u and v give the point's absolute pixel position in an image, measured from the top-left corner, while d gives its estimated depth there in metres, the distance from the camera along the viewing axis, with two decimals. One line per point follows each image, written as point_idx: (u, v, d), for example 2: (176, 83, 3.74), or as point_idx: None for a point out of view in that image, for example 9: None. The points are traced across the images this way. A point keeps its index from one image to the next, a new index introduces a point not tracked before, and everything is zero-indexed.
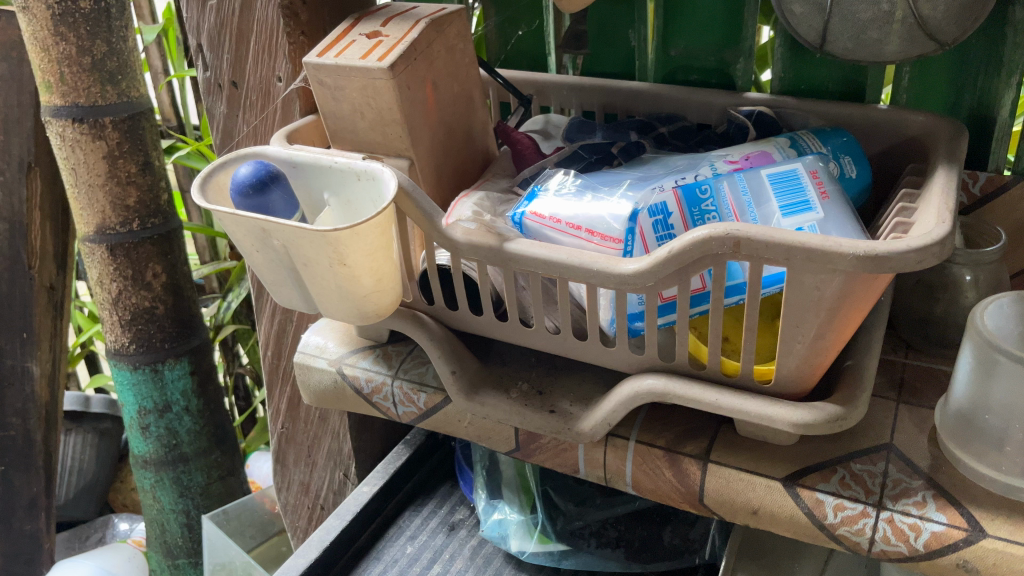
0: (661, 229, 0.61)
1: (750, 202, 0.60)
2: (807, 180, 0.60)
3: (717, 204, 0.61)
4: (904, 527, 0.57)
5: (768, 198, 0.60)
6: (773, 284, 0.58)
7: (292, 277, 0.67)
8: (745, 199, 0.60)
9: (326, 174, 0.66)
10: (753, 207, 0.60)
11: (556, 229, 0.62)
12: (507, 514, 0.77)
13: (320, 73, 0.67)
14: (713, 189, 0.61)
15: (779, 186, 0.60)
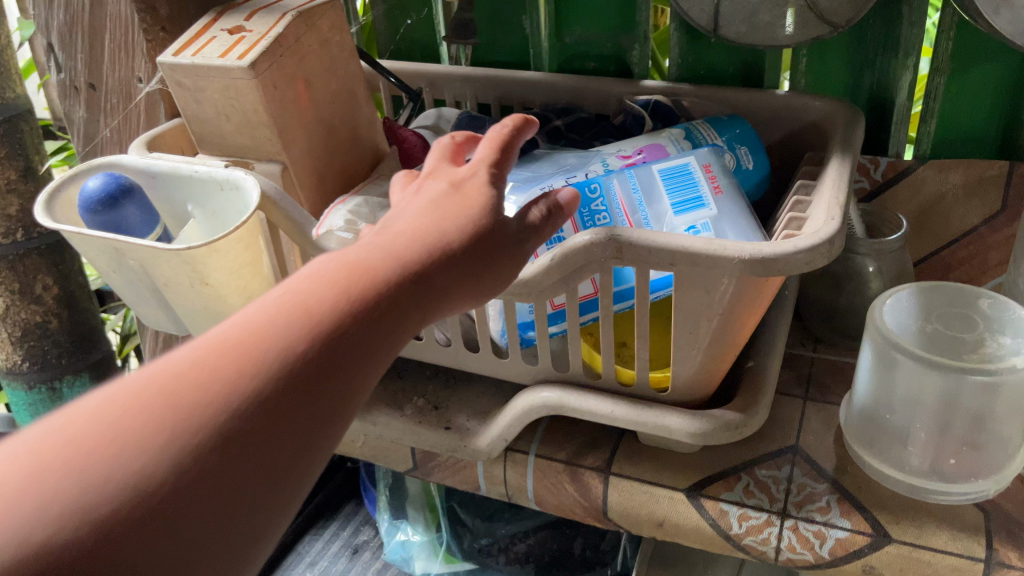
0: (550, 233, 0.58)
1: (641, 200, 0.57)
2: (702, 175, 0.57)
3: (608, 203, 0.57)
4: (809, 535, 0.55)
5: (660, 196, 0.57)
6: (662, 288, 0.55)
7: (155, 298, 0.61)
8: (636, 196, 0.57)
9: (187, 183, 0.61)
10: (645, 205, 0.57)
11: None
12: (411, 535, 0.74)
13: (176, 73, 0.61)
14: (604, 186, 0.57)
15: (672, 182, 0.57)
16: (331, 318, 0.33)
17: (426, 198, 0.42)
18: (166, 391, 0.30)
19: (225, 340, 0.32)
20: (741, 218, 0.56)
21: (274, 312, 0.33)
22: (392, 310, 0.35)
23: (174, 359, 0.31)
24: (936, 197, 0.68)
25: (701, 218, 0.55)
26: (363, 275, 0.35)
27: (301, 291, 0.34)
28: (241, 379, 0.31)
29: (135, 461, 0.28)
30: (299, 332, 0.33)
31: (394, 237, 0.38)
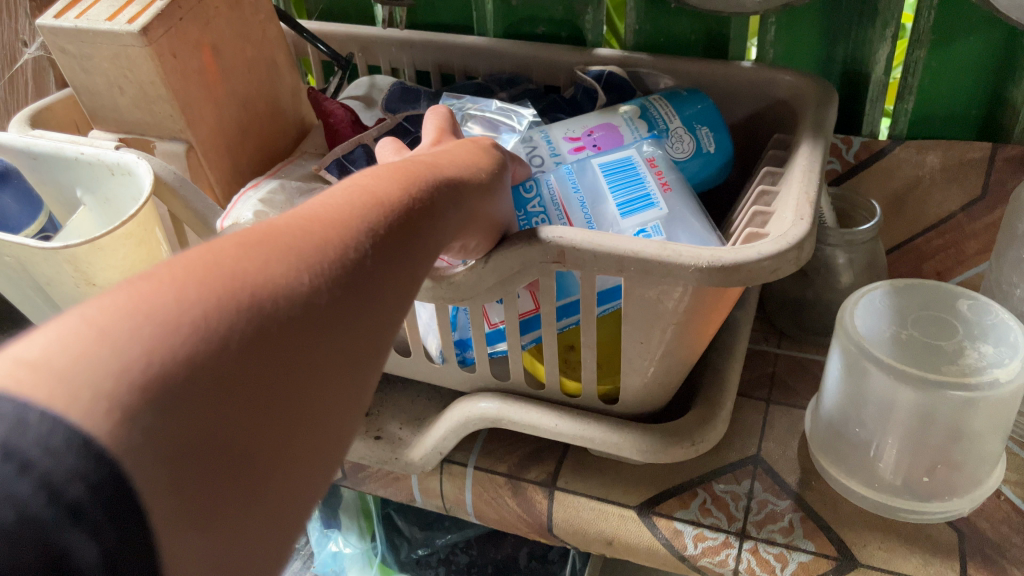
0: None
1: (580, 196, 0.50)
2: (643, 168, 0.51)
3: (542, 203, 0.51)
4: (769, 558, 0.50)
5: (602, 193, 0.50)
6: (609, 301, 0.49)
7: (39, 298, 0.54)
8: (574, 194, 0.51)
9: (74, 167, 0.53)
10: (584, 202, 0.50)
11: None
12: (343, 547, 0.68)
13: (59, 39, 0.53)
14: (538, 186, 0.51)
15: (612, 176, 0.51)
16: (391, 219, 0.31)
17: (449, 154, 0.42)
18: (253, 258, 0.26)
19: (295, 225, 0.28)
20: (691, 214, 0.50)
21: (330, 205, 0.30)
22: (431, 226, 0.34)
23: (239, 238, 0.27)
24: (912, 182, 0.62)
25: (647, 216, 0.49)
26: (408, 191, 0.34)
27: (355, 194, 0.31)
28: (325, 261, 0.27)
29: (239, 316, 0.24)
30: (365, 224, 0.30)
31: (427, 172, 0.37)
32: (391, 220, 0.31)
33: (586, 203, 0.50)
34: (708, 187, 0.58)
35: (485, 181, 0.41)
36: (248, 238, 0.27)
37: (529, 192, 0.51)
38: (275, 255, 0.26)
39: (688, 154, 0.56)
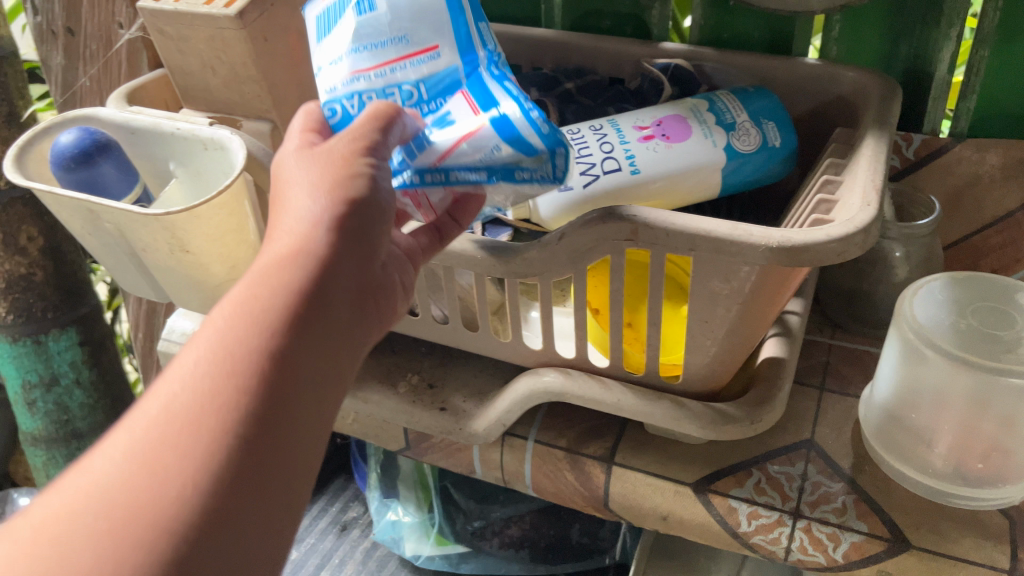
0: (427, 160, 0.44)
1: (355, 51, 0.44)
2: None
3: (428, 92, 0.44)
4: (822, 537, 0.52)
5: (398, 64, 0.44)
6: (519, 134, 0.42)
7: (133, 263, 0.58)
8: (411, 77, 0.44)
9: (169, 142, 0.56)
10: (424, 53, 0.44)
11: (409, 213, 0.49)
12: (402, 516, 0.70)
13: (158, 21, 0.57)
14: (360, 113, 0.45)
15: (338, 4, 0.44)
16: (279, 312, 0.35)
17: (310, 169, 0.40)
18: (160, 437, 0.32)
19: (191, 378, 0.33)
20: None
21: (216, 334, 0.35)
22: (343, 285, 0.38)
23: (149, 412, 0.33)
24: (971, 179, 0.63)
25: (402, 10, 0.43)
26: (299, 268, 0.36)
27: (246, 305, 0.35)
28: (230, 396, 0.33)
29: (156, 504, 0.30)
30: (251, 339, 0.34)
31: (303, 227, 0.38)
32: (273, 315, 0.35)
33: (400, 67, 0.44)
34: (772, 180, 0.60)
35: (360, 165, 0.40)
36: (157, 408, 0.33)
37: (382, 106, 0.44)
38: (179, 418, 0.32)
39: (753, 147, 0.57)
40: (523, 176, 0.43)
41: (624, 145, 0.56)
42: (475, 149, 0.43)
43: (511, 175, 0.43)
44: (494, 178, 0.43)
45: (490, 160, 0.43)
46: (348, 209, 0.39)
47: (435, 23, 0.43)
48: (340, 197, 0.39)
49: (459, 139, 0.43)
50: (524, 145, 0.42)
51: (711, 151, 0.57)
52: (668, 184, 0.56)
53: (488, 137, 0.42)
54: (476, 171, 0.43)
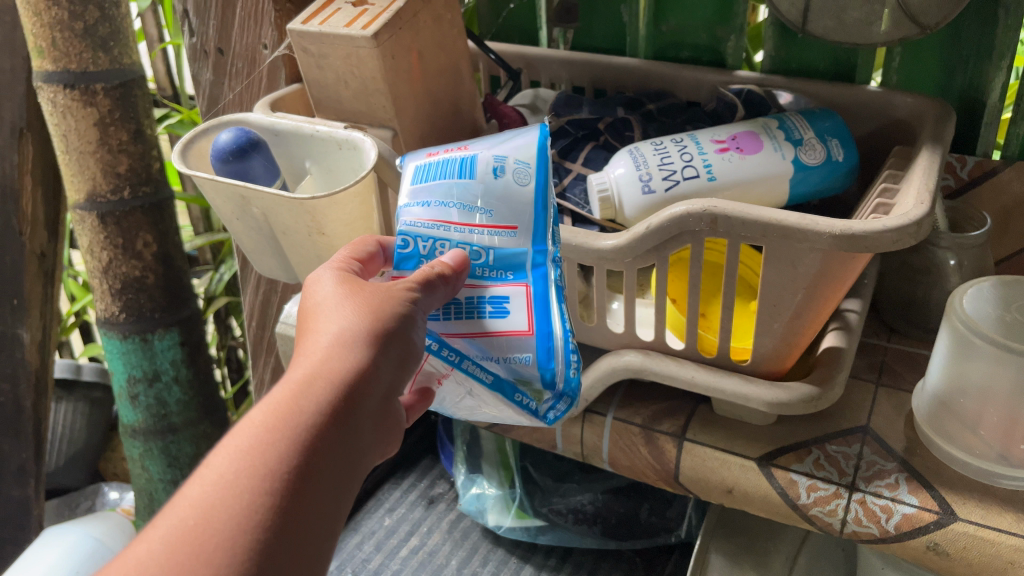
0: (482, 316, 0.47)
1: (444, 206, 0.47)
2: (498, 140, 0.49)
3: (495, 261, 0.47)
4: (876, 508, 0.57)
5: (476, 233, 0.47)
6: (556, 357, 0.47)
7: (272, 246, 0.67)
8: (484, 248, 0.47)
9: (308, 142, 0.66)
10: (504, 229, 0.47)
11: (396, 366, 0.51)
12: (486, 489, 0.82)
13: (304, 40, 0.67)
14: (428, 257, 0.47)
15: (446, 167, 0.49)
16: (311, 430, 0.41)
17: (349, 297, 0.45)
18: (208, 531, 0.37)
19: (235, 474, 0.39)
20: (520, 156, 0.48)
21: (256, 432, 0.40)
22: (364, 407, 0.43)
23: (197, 494, 0.38)
24: (1021, 198, 0.69)
25: (498, 196, 0.47)
26: (329, 392, 0.42)
27: (283, 414, 0.41)
28: (267, 492, 0.39)
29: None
30: (284, 448, 0.40)
31: (340, 351, 0.43)
32: (306, 430, 0.41)
33: (478, 233, 0.47)
34: (835, 192, 0.66)
35: (394, 305, 0.44)
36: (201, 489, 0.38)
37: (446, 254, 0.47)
38: (223, 509, 0.38)
39: (819, 161, 0.64)
40: (522, 399, 0.47)
41: (702, 156, 0.64)
42: (503, 352, 0.46)
43: (511, 394, 0.47)
44: (496, 386, 0.47)
45: (505, 369, 0.47)
46: (380, 342, 0.44)
47: (522, 209, 0.47)
48: (373, 329, 0.44)
49: (495, 333, 0.46)
50: (547, 370, 0.46)
51: (780, 162, 0.64)
52: (739, 191, 0.63)
53: (514, 346, 0.46)
54: (487, 367, 0.47)
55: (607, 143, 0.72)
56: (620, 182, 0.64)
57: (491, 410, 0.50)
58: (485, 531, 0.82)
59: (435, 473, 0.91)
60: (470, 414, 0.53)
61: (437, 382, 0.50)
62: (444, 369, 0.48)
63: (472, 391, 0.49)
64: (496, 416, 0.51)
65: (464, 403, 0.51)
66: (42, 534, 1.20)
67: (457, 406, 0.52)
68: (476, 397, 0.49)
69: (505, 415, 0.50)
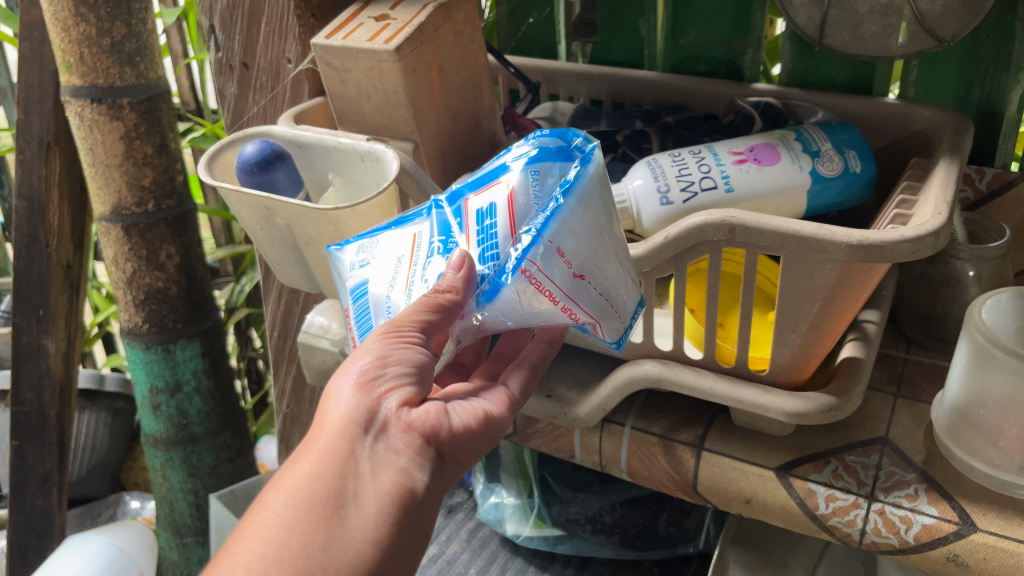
0: (490, 232, 0.48)
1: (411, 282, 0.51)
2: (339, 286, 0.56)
3: (442, 238, 0.50)
4: (895, 519, 0.57)
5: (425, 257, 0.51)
6: (542, 145, 0.49)
7: (295, 256, 0.69)
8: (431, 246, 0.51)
9: (331, 154, 0.67)
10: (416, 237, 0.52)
11: (567, 311, 0.49)
12: (504, 498, 0.83)
13: (327, 54, 0.68)
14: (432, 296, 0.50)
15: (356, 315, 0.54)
16: (305, 479, 0.44)
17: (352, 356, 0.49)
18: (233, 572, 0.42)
19: (248, 535, 0.43)
20: (354, 249, 0.55)
21: (269, 500, 0.44)
22: (361, 439, 0.46)
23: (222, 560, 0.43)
24: None
25: (386, 258, 0.53)
26: (321, 438, 0.46)
27: (285, 473, 0.45)
28: (270, 539, 0.42)
29: None
30: (281, 501, 0.44)
31: (331, 404, 0.47)
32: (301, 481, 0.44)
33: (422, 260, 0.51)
34: (853, 204, 0.66)
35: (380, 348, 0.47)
36: (229, 555, 0.43)
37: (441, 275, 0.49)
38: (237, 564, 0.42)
39: (836, 172, 0.64)
40: (574, 172, 0.48)
41: (720, 167, 0.64)
42: (528, 190, 0.47)
43: (574, 183, 0.47)
44: (563, 194, 0.47)
45: (544, 191, 0.48)
46: (366, 381, 0.47)
47: (396, 233, 0.53)
48: (360, 374, 0.47)
49: (508, 198, 0.47)
50: (544, 153, 0.49)
51: (798, 174, 0.64)
52: (756, 202, 0.64)
53: (524, 179, 0.47)
54: (543, 207, 0.47)
55: (626, 155, 0.73)
56: (638, 193, 0.64)
57: (605, 233, 0.50)
58: (503, 540, 0.83)
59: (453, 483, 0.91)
60: (617, 270, 0.51)
61: (570, 272, 0.48)
62: (549, 247, 0.46)
63: (579, 227, 0.48)
64: (614, 237, 0.51)
65: (600, 258, 0.49)
66: (63, 544, 1.21)
67: (605, 280, 0.50)
68: (581, 232, 0.48)
69: (611, 221, 0.50)
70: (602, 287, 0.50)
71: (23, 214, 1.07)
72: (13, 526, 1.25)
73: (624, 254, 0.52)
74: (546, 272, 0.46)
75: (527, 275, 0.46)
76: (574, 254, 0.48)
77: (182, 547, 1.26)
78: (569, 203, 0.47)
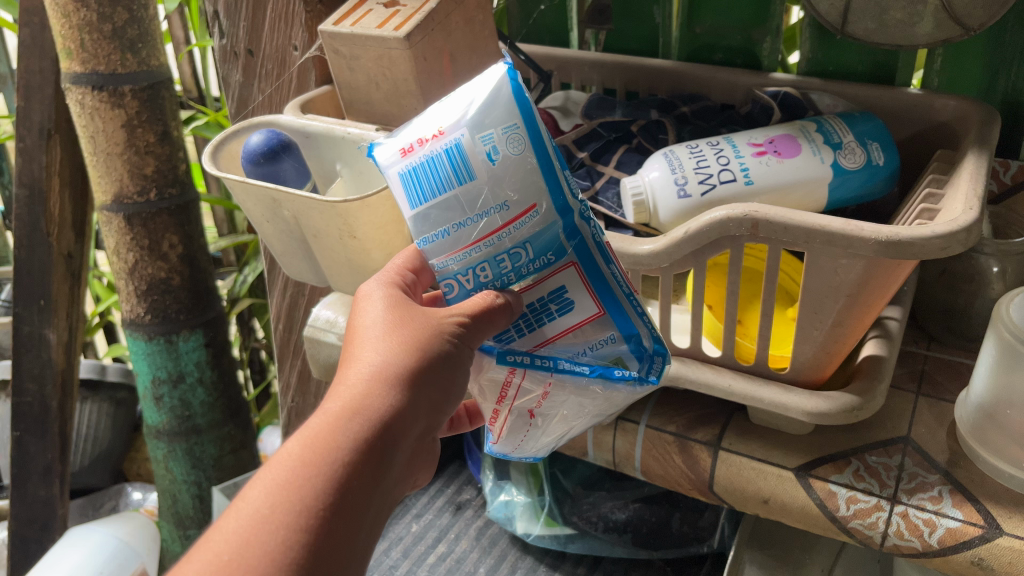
0: (549, 309, 0.45)
1: (462, 226, 0.42)
2: (460, 102, 0.41)
3: (534, 252, 0.42)
4: (919, 522, 0.56)
5: (499, 237, 0.42)
6: (642, 330, 0.47)
7: (302, 249, 0.67)
8: (519, 245, 0.42)
9: (339, 144, 0.66)
10: (524, 215, 0.41)
11: (495, 419, 0.49)
12: (514, 496, 0.81)
13: (336, 41, 0.66)
14: (474, 285, 0.44)
15: (429, 162, 0.41)
16: (349, 465, 0.40)
17: (397, 326, 0.45)
18: (248, 547, 0.37)
19: (273, 509, 0.38)
20: (499, 119, 0.40)
21: (292, 467, 0.39)
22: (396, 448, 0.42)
23: (233, 528, 0.38)
24: None
25: (496, 188, 0.41)
26: (366, 423, 0.41)
27: (318, 449, 0.40)
28: (295, 528, 0.38)
29: None
30: (323, 484, 0.39)
31: (383, 384, 0.43)
32: (344, 465, 0.40)
33: (505, 234, 0.42)
34: (876, 198, 0.64)
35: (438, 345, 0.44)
36: (243, 525, 0.37)
37: (493, 281, 0.44)
38: (263, 548, 0.37)
39: (859, 165, 0.62)
40: (622, 371, 0.47)
41: (739, 159, 0.63)
42: (591, 338, 0.46)
43: (611, 374, 0.47)
44: (595, 374, 0.47)
45: (595, 356, 0.47)
46: (424, 377, 0.43)
47: (534, 184, 0.41)
48: (420, 364, 0.43)
49: (575, 323, 0.45)
50: (634, 342, 0.46)
51: (819, 166, 0.62)
52: (777, 195, 0.62)
53: (601, 328, 0.46)
54: (579, 361, 0.47)
55: (641, 145, 0.71)
56: (655, 185, 0.63)
57: (583, 414, 0.50)
58: (513, 538, 0.82)
59: (462, 479, 0.90)
60: (557, 435, 0.52)
61: (530, 412, 0.49)
62: (545, 385, 0.47)
63: (577, 396, 0.48)
64: (588, 418, 0.51)
65: (554, 423, 0.50)
66: (65, 535, 1.20)
67: (548, 431, 0.51)
68: (575, 399, 0.48)
69: (603, 411, 0.50)
70: (528, 438, 0.51)
71: (23, 203, 1.05)
72: (15, 517, 1.23)
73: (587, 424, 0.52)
74: (517, 396, 0.48)
75: (509, 373, 0.47)
76: (550, 405, 0.49)
77: (185, 539, 1.26)
78: (591, 382, 0.47)
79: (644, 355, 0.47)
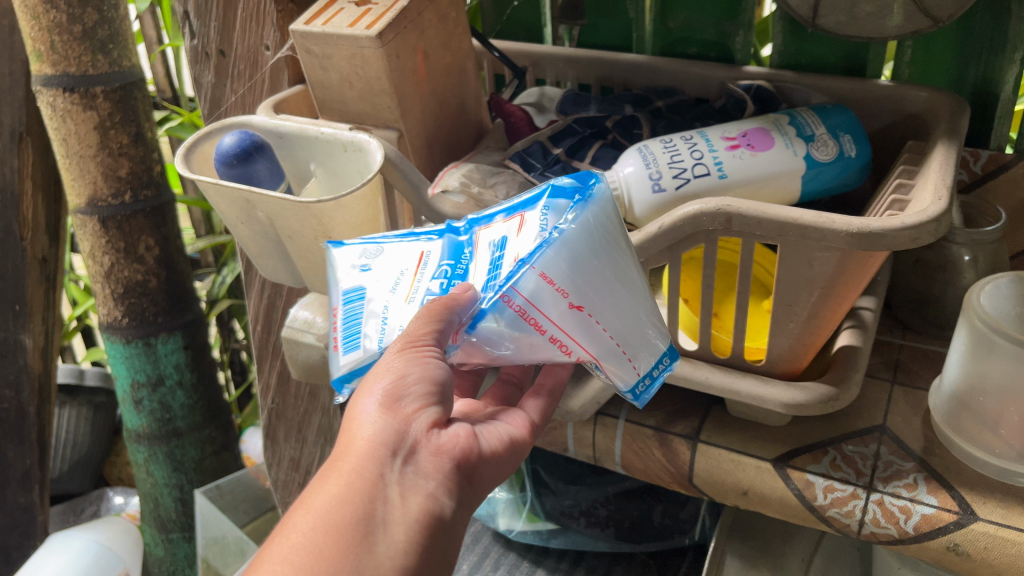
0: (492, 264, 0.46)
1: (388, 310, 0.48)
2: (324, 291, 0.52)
3: (452, 260, 0.48)
4: (894, 509, 0.56)
5: (427, 274, 0.48)
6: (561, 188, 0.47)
7: (278, 250, 0.67)
8: (438, 267, 0.48)
9: (312, 144, 0.66)
10: (420, 260, 0.49)
11: (564, 347, 0.45)
12: (496, 493, 0.83)
13: (307, 41, 0.65)
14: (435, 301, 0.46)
15: (345, 318, 0.49)
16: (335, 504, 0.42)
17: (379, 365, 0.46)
18: None
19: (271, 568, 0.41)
20: (345, 253, 0.52)
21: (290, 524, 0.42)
22: (389, 463, 0.44)
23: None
24: None
25: (383, 269, 0.50)
26: (348, 461, 0.44)
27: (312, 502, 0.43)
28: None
29: None
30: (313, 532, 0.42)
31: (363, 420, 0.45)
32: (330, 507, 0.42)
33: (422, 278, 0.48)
34: (848, 190, 0.65)
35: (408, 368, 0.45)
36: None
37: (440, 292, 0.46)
38: None
39: (831, 157, 0.63)
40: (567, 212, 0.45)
41: (713, 153, 0.63)
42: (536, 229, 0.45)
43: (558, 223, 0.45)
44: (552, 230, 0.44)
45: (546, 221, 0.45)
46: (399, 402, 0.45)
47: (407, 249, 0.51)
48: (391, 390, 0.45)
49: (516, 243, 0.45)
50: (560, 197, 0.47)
51: (792, 159, 0.63)
52: (750, 189, 0.62)
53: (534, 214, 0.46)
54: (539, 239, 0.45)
55: (615, 141, 0.72)
56: (630, 181, 0.63)
57: (604, 269, 0.46)
58: (496, 535, 0.82)
59: None
60: (619, 299, 0.47)
61: (567, 305, 0.44)
62: (536, 280, 0.44)
63: (573, 260, 0.45)
64: (611, 262, 0.46)
65: (595, 290, 0.46)
66: (48, 539, 1.18)
67: (610, 308, 0.46)
68: (576, 260, 0.45)
69: (606, 244, 0.46)
70: (607, 325, 0.46)
71: None
72: None
73: (628, 268, 0.48)
74: (540, 309, 0.44)
75: (511, 308, 0.44)
76: (572, 286, 0.45)
77: (168, 543, 1.24)
78: (558, 238, 0.44)
79: (577, 193, 0.47)
